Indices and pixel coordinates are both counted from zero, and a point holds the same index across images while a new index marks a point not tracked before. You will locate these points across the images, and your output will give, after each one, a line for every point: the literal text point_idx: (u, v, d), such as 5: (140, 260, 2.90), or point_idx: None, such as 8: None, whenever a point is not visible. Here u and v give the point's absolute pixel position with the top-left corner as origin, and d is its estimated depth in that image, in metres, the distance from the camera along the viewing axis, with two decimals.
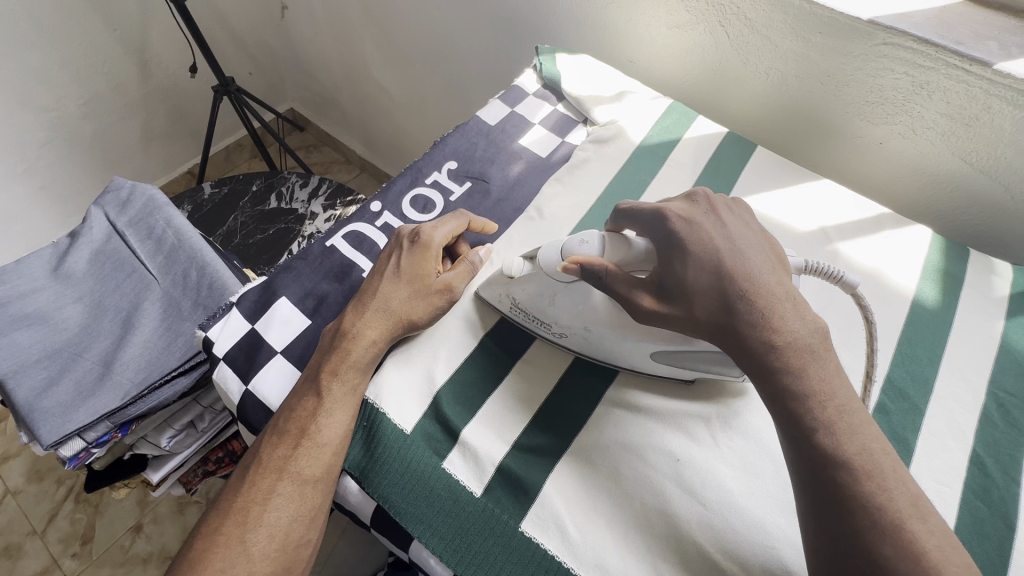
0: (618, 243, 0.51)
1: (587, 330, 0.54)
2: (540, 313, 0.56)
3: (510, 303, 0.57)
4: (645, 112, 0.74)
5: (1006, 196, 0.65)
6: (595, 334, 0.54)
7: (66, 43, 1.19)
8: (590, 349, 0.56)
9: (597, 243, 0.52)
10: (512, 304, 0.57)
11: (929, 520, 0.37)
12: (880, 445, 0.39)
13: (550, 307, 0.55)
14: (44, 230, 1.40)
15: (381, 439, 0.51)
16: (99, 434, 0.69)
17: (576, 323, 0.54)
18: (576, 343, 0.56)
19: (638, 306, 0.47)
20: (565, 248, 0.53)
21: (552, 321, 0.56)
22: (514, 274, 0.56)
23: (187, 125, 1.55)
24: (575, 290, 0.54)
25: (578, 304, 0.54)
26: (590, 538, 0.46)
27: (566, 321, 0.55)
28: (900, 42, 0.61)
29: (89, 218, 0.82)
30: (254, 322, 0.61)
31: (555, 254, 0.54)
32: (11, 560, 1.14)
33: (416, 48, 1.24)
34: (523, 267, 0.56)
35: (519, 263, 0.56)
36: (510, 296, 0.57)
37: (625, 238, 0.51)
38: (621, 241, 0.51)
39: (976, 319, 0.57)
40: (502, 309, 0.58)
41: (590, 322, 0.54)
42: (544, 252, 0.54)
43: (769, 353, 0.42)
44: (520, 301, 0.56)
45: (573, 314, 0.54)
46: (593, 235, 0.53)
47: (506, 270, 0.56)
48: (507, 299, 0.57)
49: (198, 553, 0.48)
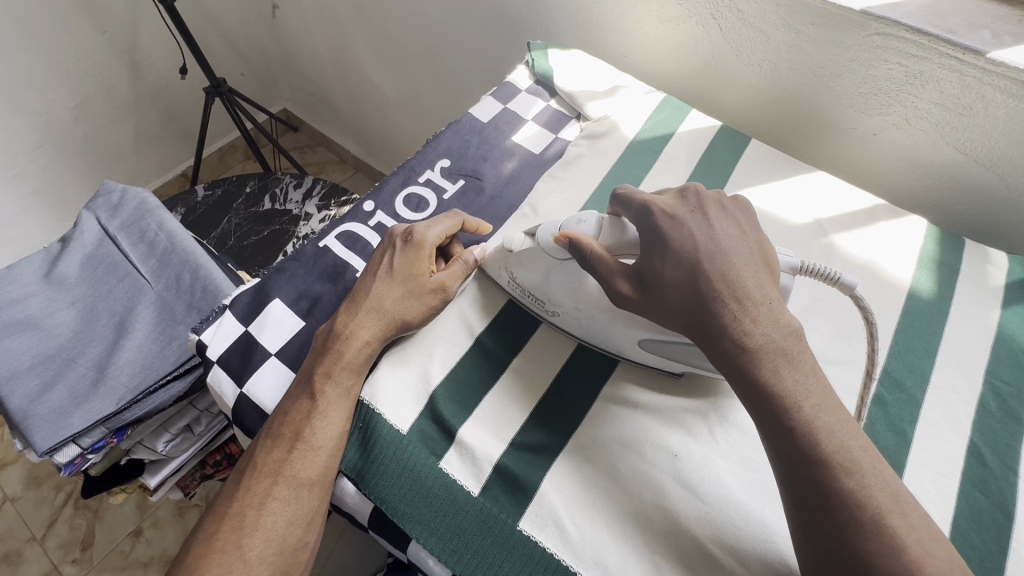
0: (615, 226, 0.52)
1: (579, 311, 0.54)
2: (537, 292, 0.56)
3: (508, 278, 0.58)
4: (638, 106, 0.74)
5: (1001, 185, 0.65)
6: (586, 315, 0.54)
7: (55, 45, 1.18)
8: (584, 332, 0.56)
9: (595, 224, 0.53)
10: (510, 280, 0.58)
11: (909, 516, 0.37)
12: (858, 443, 0.39)
13: (546, 284, 0.55)
14: (38, 235, 1.40)
15: (377, 440, 0.50)
16: (94, 440, 0.68)
17: (569, 304, 0.55)
18: (571, 325, 0.56)
19: (614, 290, 0.48)
20: (563, 225, 0.54)
21: (547, 299, 0.56)
22: (512, 249, 0.57)
23: (179, 127, 1.54)
24: (571, 269, 0.55)
25: (572, 282, 0.55)
26: (590, 536, 0.46)
27: (561, 300, 0.55)
28: (893, 32, 0.61)
29: (79, 223, 0.81)
30: (247, 325, 0.61)
31: (554, 229, 0.55)
32: (12, 566, 1.14)
33: (408, 45, 1.24)
34: (522, 243, 0.56)
35: (520, 238, 0.57)
36: (508, 272, 0.58)
37: (622, 222, 0.52)
38: (618, 225, 0.52)
39: (972, 310, 0.57)
40: (501, 283, 0.59)
41: (581, 303, 0.54)
42: (544, 228, 0.55)
43: (745, 354, 0.42)
44: (517, 276, 0.57)
45: (568, 294, 0.55)
46: (593, 215, 0.53)
47: (505, 244, 0.57)
48: (505, 274, 0.58)
49: (194, 559, 0.48)
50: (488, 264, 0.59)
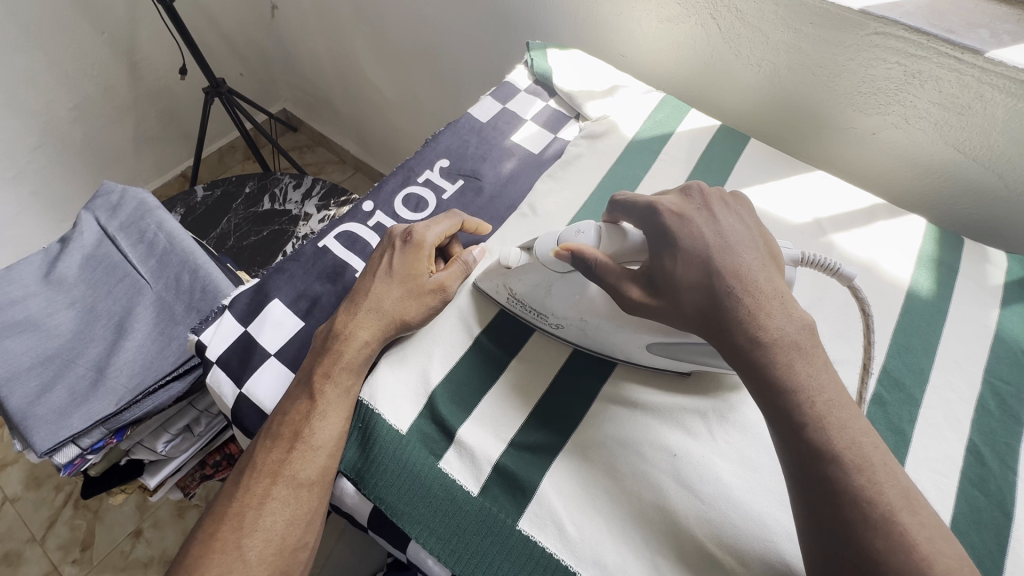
0: (615, 234, 0.51)
1: (583, 322, 0.54)
2: (539, 306, 0.56)
3: (508, 293, 0.58)
4: (637, 106, 0.74)
5: (1000, 184, 0.65)
6: (591, 325, 0.54)
7: (54, 46, 1.18)
8: (589, 342, 0.56)
9: (594, 234, 0.53)
10: (509, 295, 0.57)
11: (920, 513, 0.37)
12: (869, 439, 0.39)
13: (547, 299, 0.55)
14: (37, 236, 1.40)
15: (376, 440, 0.50)
16: (94, 441, 0.68)
17: (574, 316, 0.55)
18: (574, 335, 0.56)
19: (626, 297, 0.48)
20: (562, 238, 0.54)
21: (549, 312, 0.56)
22: (511, 265, 0.56)
23: (178, 127, 1.54)
24: (572, 281, 0.55)
25: (574, 295, 0.55)
26: (590, 536, 0.46)
27: (563, 313, 0.55)
28: (892, 31, 0.61)
29: (79, 224, 0.81)
30: (246, 326, 0.61)
31: (552, 242, 0.54)
32: (12, 567, 1.14)
33: (407, 46, 1.24)
34: (520, 258, 0.56)
35: (517, 254, 0.56)
36: (508, 288, 0.57)
37: (621, 228, 0.52)
38: (619, 232, 0.52)
39: (971, 310, 0.57)
40: (500, 300, 0.59)
41: (585, 313, 0.54)
42: (543, 240, 0.55)
43: (759, 350, 0.41)
44: (517, 292, 0.57)
45: (570, 306, 0.55)
46: (590, 225, 0.53)
47: (504, 261, 0.57)
48: (504, 290, 0.58)
49: (194, 559, 0.48)
50: (488, 266, 0.59)
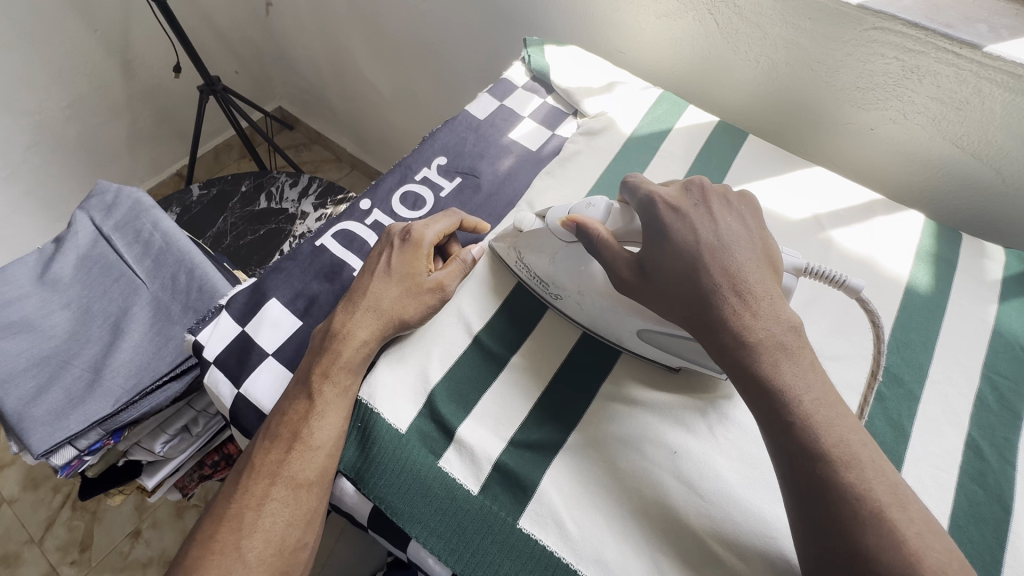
0: (623, 214, 0.52)
1: (581, 296, 0.55)
2: (542, 273, 0.57)
3: (517, 259, 0.59)
4: (635, 102, 0.74)
5: (998, 179, 0.65)
6: (587, 300, 0.55)
7: (46, 44, 1.17)
8: (585, 318, 0.56)
9: (604, 209, 0.53)
10: (519, 261, 0.59)
11: (910, 509, 0.37)
12: (857, 437, 0.39)
13: (551, 267, 0.56)
14: (31, 236, 1.39)
15: (377, 440, 0.50)
16: (91, 442, 0.69)
17: (572, 287, 0.55)
18: (572, 308, 0.57)
19: (616, 279, 0.49)
20: (574, 209, 0.55)
21: (551, 281, 0.57)
22: (523, 229, 0.58)
23: (173, 125, 1.53)
24: (578, 253, 0.55)
25: (578, 268, 0.55)
26: (589, 532, 0.46)
27: (564, 283, 0.56)
28: (891, 26, 0.61)
29: (73, 223, 0.80)
30: (244, 325, 0.60)
31: (563, 212, 0.56)
32: (11, 568, 1.14)
33: (403, 43, 1.23)
34: (533, 224, 0.58)
35: (531, 219, 0.58)
36: (518, 253, 0.58)
37: (632, 209, 0.52)
38: (627, 213, 0.52)
39: (969, 305, 0.57)
40: (509, 263, 0.60)
41: (584, 288, 0.55)
42: (555, 210, 0.56)
43: (742, 350, 0.42)
44: (526, 259, 0.58)
45: (571, 277, 0.55)
46: (602, 199, 0.54)
47: (517, 224, 0.58)
48: (514, 254, 0.59)
49: (193, 561, 0.47)
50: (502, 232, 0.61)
